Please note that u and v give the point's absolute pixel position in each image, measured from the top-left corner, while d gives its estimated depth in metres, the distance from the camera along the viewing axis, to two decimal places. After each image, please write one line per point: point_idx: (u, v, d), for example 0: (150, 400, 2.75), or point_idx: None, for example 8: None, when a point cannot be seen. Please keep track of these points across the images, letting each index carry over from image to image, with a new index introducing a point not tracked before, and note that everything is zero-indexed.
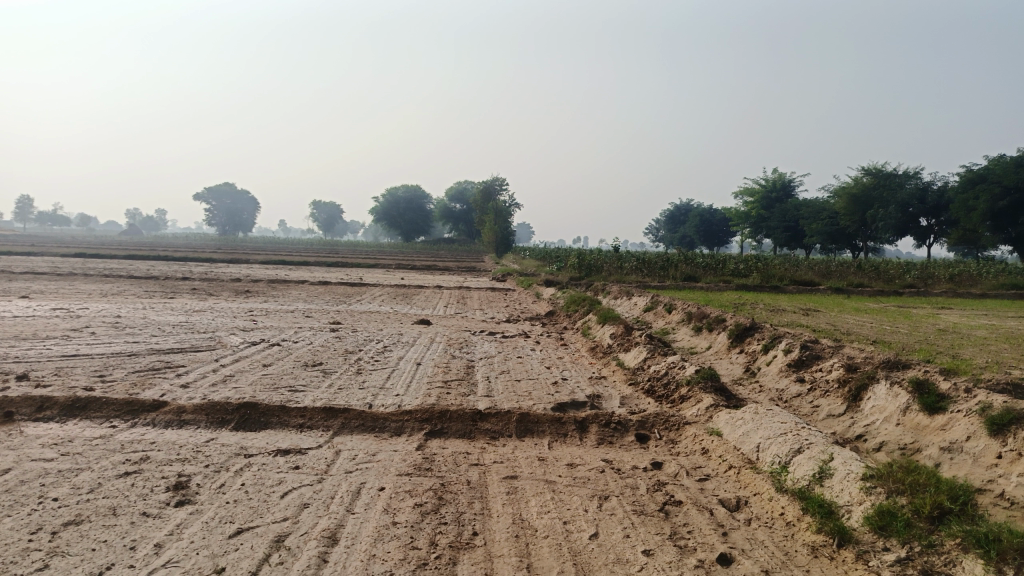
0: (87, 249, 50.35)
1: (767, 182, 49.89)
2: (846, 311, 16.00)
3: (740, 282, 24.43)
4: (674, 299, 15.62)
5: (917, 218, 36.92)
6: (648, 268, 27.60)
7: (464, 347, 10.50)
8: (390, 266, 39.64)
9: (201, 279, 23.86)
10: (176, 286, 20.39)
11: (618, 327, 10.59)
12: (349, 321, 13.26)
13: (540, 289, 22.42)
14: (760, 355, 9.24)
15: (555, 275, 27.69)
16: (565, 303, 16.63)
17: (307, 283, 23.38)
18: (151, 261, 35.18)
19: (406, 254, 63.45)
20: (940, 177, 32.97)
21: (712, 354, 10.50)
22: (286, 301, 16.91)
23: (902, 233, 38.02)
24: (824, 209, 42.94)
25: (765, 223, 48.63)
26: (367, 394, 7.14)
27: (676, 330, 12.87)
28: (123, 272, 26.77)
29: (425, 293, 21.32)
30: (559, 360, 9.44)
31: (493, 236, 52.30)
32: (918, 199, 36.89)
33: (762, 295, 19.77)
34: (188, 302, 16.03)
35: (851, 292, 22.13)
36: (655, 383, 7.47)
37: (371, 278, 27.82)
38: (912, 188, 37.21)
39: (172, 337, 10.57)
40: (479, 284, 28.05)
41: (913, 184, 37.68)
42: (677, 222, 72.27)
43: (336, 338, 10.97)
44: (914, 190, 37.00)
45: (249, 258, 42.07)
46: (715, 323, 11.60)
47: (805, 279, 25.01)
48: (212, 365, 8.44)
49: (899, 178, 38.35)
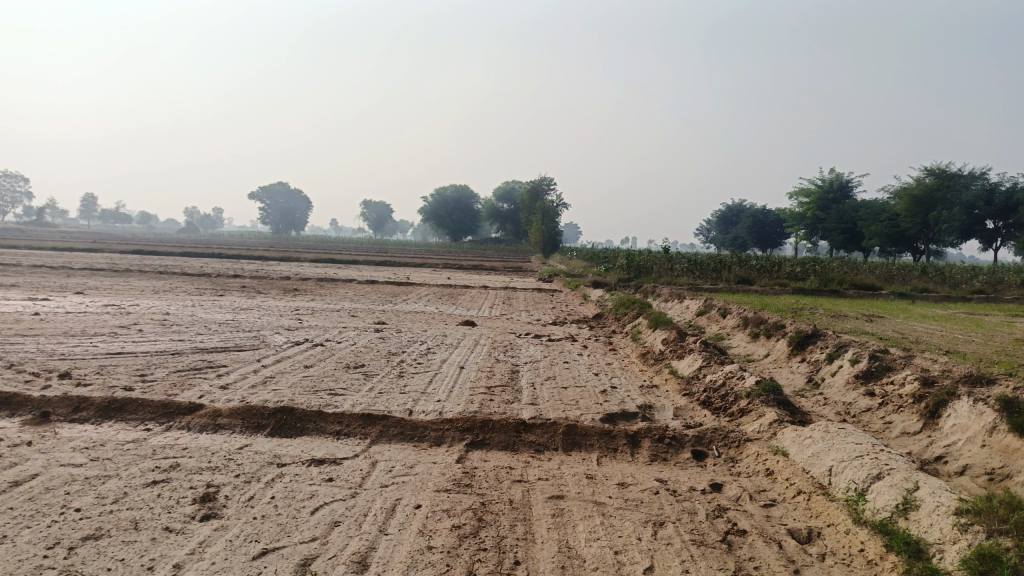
0: (144, 247, 51.78)
1: (823, 183, 48.37)
2: (912, 318, 15.19)
3: (796, 285, 23.61)
4: (728, 303, 15.04)
5: (983, 221, 35.30)
6: (700, 270, 26.92)
7: (509, 350, 10.18)
8: (437, 266, 39.65)
9: (251, 277, 24.10)
10: (226, 284, 20.59)
11: (671, 332, 10.13)
12: (394, 322, 13.07)
13: (588, 291, 22.00)
14: (824, 365, 8.68)
15: (603, 276, 27.22)
16: (614, 305, 16.20)
17: (354, 282, 23.40)
18: (204, 259, 35.84)
19: (453, 253, 63.61)
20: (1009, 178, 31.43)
21: (771, 363, 9.97)
22: (333, 300, 16.86)
23: (967, 236, 36.42)
24: (883, 210, 41.39)
25: (820, 225, 47.18)
26: (407, 399, 6.87)
27: (731, 335, 12.34)
28: (176, 269, 27.27)
29: (471, 293, 21.11)
30: (608, 366, 9.04)
31: (540, 235, 51.99)
32: (984, 201, 35.27)
33: (820, 299, 19.00)
34: (236, 300, 16.10)
35: (915, 297, 21.12)
36: (711, 393, 7.03)
37: (418, 277, 27.80)
38: (978, 189, 35.58)
39: (217, 336, 10.51)
40: (526, 284, 27.76)
41: (979, 185, 36.02)
42: (728, 223, 70.85)
43: (380, 338, 10.77)
44: (980, 192, 35.38)
45: (299, 257, 42.66)
46: (773, 329, 11.05)
47: (865, 284, 24.03)
48: (254, 365, 8.28)
49: (964, 179, 36.71)
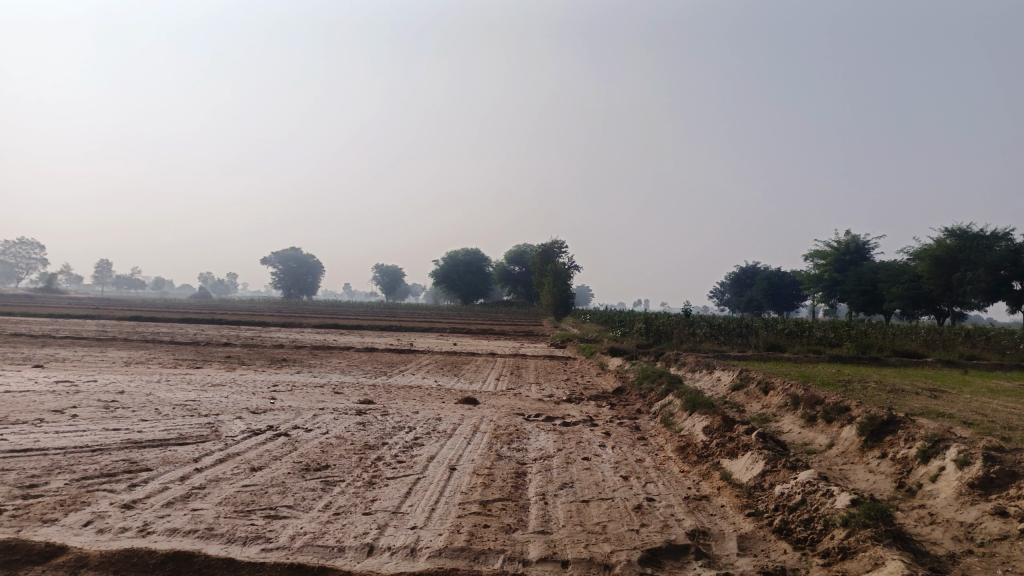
0: (142, 312, 50.45)
1: (839, 245, 46.68)
2: (980, 393, 13.12)
3: (830, 353, 21.62)
4: (767, 376, 13.15)
5: (1010, 282, 32.90)
6: (724, 336, 24.98)
7: (514, 440, 8.32)
8: (445, 331, 37.86)
9: (241, 345, 22.35)
10: (210, 354, 18.84)
11: (713, 418, 8.26)
12: (383, 401, 11.21)
13: (604, 360, 20.14)
14: (917, 466, 6.79)
15: (618, 342, 25.40)
16: (636, 377, 14.35)
17: (352, 351, 21.57)
18: (202, 325, 34.18)
19: (464, 318, 61.73)
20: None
21: (840, 458, 8.03)
22: (321, 373, 15.01)
23: (993, 299, 33.90)
24: (903, 271, 39.57)
25: (838, 287, 45.31)
26: (371, 525, 5.04)
27: (779, 419, 10.38)
28: (164, 337, 25.56)
29: (476, 362, 19.23)
30: (638, 465, 7.17)
31: (553, 298, 50.10)
32: (1010, 262, 32.82)
33: (863, 370, 17.02)
34: (210, 374, 14.26)
35: (965, 367, 19.08)
36: (788, 517, 5.16)
37: (422, 345, 25.98)
38: (1003, 250, 33.24)
39: (163, 424, 8.67)
40: (536, 351, 25.88)
41: (1003, 245, 33.80)
42: (743, 285, 68.89)
43: (360, 426, 8.90)
44: (1005, 252, 32.95)
45: (301, 322, 41.04)
46: (835, 413, 9.16)
47: (907, 351, 21.92)
48: (188, 468, 6.49)
49: (986, 240, 34.75)
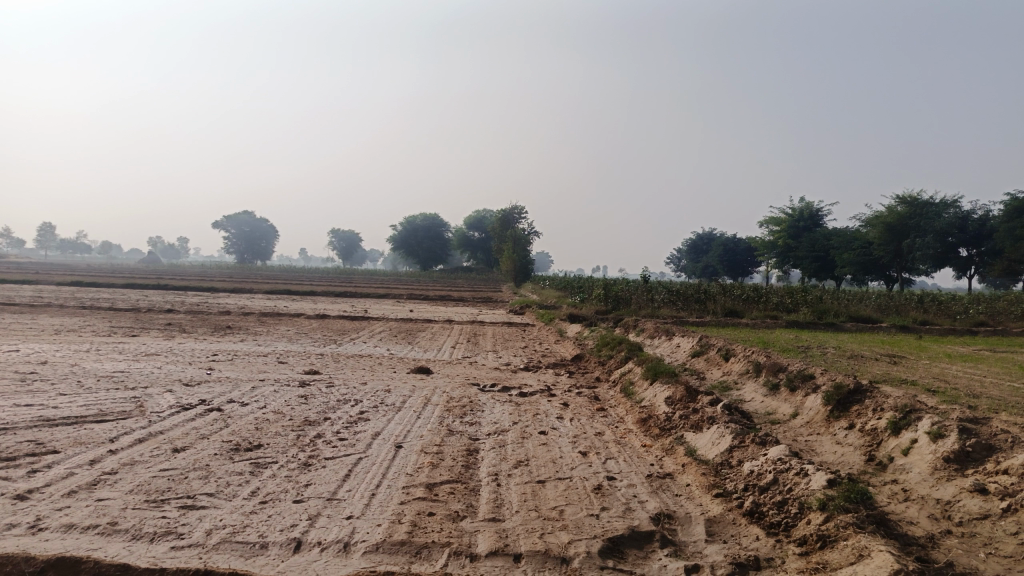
0: (82, 276, 48.33)
1: (794, 212, 46.90)
2: (938, 358, 13.04)
3: (788, 318, 21.59)
4: (727, 342, 12.89)
5: (957, 249, 33.42)
6: (682, 301, 24.82)
7: (466, 413, 7.82)
8: (401, 297, 37.12)
9: (185, 311, 21.34)
10: (151, 321, 17.89)
11: (676, 388, 7.87)
12: (330, 371, 10.60)
13: (562, 326, 19.75)
14: (887, 437, 6.49)
15: (576, 308, 25.07)
16: (595, 343, 13.97)
17: (302, 317, 20.80)
18: (147, 291, 32.86)
19: (421, 284, 60.91)
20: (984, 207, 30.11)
21: (805, 428, 7.74)
22: (266, 341, 14.28)
23: (940, 265, 34.51)
24: (855, 238, 39.92)
25: (792, 253, 45.69)
26: (301, 514, 4.50)
27: (741, 387, 10.07)
28: (104, 303, 24.36)
29: (431, 329, 18.65)
30: (598, 439, 6.74)
31: (511, 264, 49.54)
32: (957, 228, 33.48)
33: (820, 335, 16.94)
34: (146, 342, 13.40)
35: (918, 332, 19.21)
36: (759, 499, 4.77)
37: (377, 311, 25.28)
38: (950, 216, 33.69)
39: (82, 398, 7.93)
40: (494, 317, 25.40)
41: (951, 212, 34.20)
42: (700, 251, 69.27)
43: (302, 399, 8.30)
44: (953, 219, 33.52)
45: (253, 288, 39.81)
46: (800, 380, 8.87)
47: (862, 316, 21.98)
48: (101, 450, 5.83)
49: (935, 206, 35.14)
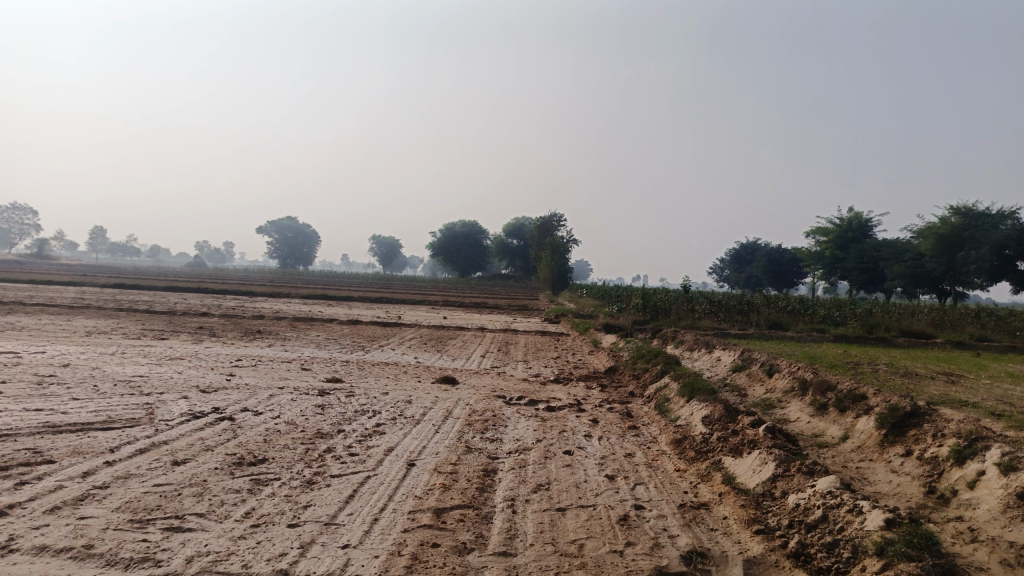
0: (126, 279, 49.34)
1: (841, 222, 45.45)
2: (1000, 378, 12.16)
3: (835, 332, 20.71)
4: (771, 357, 12.22)
5: (1014, 262, 31.91)
6: (724, 312, 24.03)
7: (488, 428, 7.37)
8: (437, 303, 36.90)
9: (220, 315, 21.35)
10: (183, 324, 17.86)
11: (714, 407, 7.30)
12: (353, 379, 10.27)
13: (599, 337, 19.20)
14: (950, 468, 5.84)
15: (613, 317, 24.48)
16: (630, 355, 13.41)
17: (334, 323, 20.61)
18: (186, 294, 33.16)
19: (458, 292, 60.81)
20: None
21: (856, 454, 7.10)
22: (294, 347, 14.03)
23: (996, 279, 32.97)
24: (905, 249, 38.40)
25: (839, 264, 44.26)
26: (292, 542, 4.09)
27: (785, 406, 9.44)
28: (144, 306, 24.59)
29: (464, 337, 18.27)
30: (627, 461, 6.22)
31: (549, 272, 49.06)
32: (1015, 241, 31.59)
33: (870, 350, 16.09)
34: (174, 346, 13.27)
35: (975, 349, 18.15)
36: (806, 539, 4.21)
37: (410, 318, 25.02)
38: (1007, 229, 31.94)
39: (94, 403, 7.69)
40: (529, 326, 24.94)
41: (1008, 224, 32.56)
42: (742, 261, 67.83)
43: (318, 409, 7.94)
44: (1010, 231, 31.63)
45: (291, 292, 40.07)
46: (849, 400, 8.22)
47: (915, 331, 20.95)
48: (97, 461, 5.52)
49: (991, 218, 33.63)
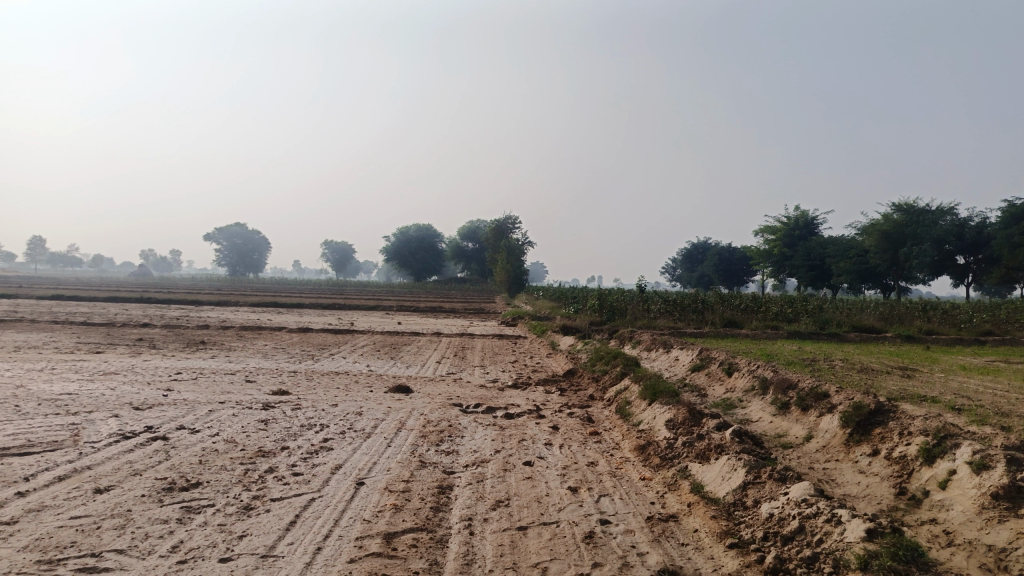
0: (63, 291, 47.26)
1: (789, 220, 46.19)
2: (952, 371, 12.25)
3: (789, 329, 20.84)
4: (729, 355, 12.10)
5: (954, 257, 32.79)
6: (679, 311, 24.03)
7: (444, 440, 6.99)
8: (391, 309, 36.22)
9: (162, 326, 20.42)
10: (121, 336, 16.98)
11: (677, 410, 7.05)
12: (301, 390, 9.76)
13: (555, 339, 18.93)
14: (919, 468, 5.69)
15: (570, 319, 24.27)
16: (588, 358, 13.16)
17: (283, 331, 19.90)
18: (128, 304, 31.80)
19: (413, 296, 60.00)
20: (979, 214, 29.35)
21: (822, 454, 6.94)
22: (239, 358, 13.39)
23: (937, 273, 33.84)
24: (851, 246, 39.16)
25: (788, 262, 44.97)
26: None
27: (747, 405, 9.28)
28: (80, 318, 23.44)
29: (418, 343, 17.79)
30: (591, 472, 5.91)
31: (504, 274, 48.76)
32: (954, 236, 32.70)
33: (824, 346, 16.17)
34: (109, 360, 12.51)
35: (924, 342, 18.42)
36: (784, 553, 3.96)
37: (363, 324, 24.39)
38: (947, 224, 33.02)
39: (12, 425, 7.05)
40: (484, 329, 24.54)
41: (948, 220, 33.64)
42: (694, 261, 68.59)
43: (262, 424, 7.45)
44: (950, 226, 32.74)
45: (239, 300, 38.91)
46: (812, 399, 8.08)
47: (865, 326, 21.21)
48: (8, 491, 4.97)
49: (932, 214, 34.52)
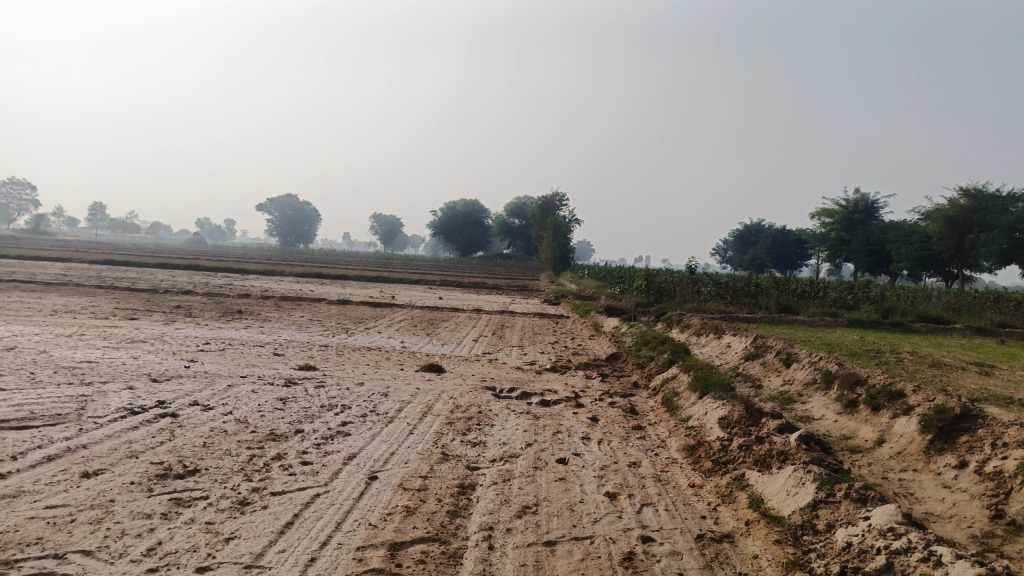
0: (115, 255, 48.15)
1: (848, 203, 44.18)
2: None
3: (848, 316, 19.68)
4: (787, 344, 11.21)
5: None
6: (731, 295, 22.99)
7: (470, 428, 6.38)
8: (435, 283, 35.87)
9: (203, 294, 20.29)
10: (160, 303, 16.83)
11: (732, 407, 6.30)
12: (327, 367, 9.28)
13: (599, 320, 18.19)
14: (1020, 488, 4.84)
15: (615, 300, 23.46)
16: (633, 341, 12.41)
17: (323, 303, 19.61)
18: (174, 271, 32.01)
19: (458, 271, 59.62)
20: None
21: (897, 462, 6.12)
22: (271, 329, 13.01)
23: (1006, 262, 31.77)
24: (913, 231, 37.17)
25: (845, 246, 43.11)
26: None
27: (807, 401, 8.47)
28: (126, 283, 23.56)
29: (458, 319, 17.25)
30: (632, 475, 5.22)
31: (550, 252, 48.00)
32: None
33: (888, 337, 15.06)
34: (141, 327, 12.26)
35: (996, 335, 17.09)
36: None
37: (404, 298, 24.00)
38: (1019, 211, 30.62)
39: (20, 395, 6.68)
40: (527, 307, 23.88)
41: (1020, 206, 31.30)
42: (746, 243, 66.62)
43: (280, 403, 6.95)
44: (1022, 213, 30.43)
45: (284, 270, 39.03)
46: (884, 397, 7.22)
47: (932, 316, 19.86)
48: None
49: (1003, 200, 32.40)
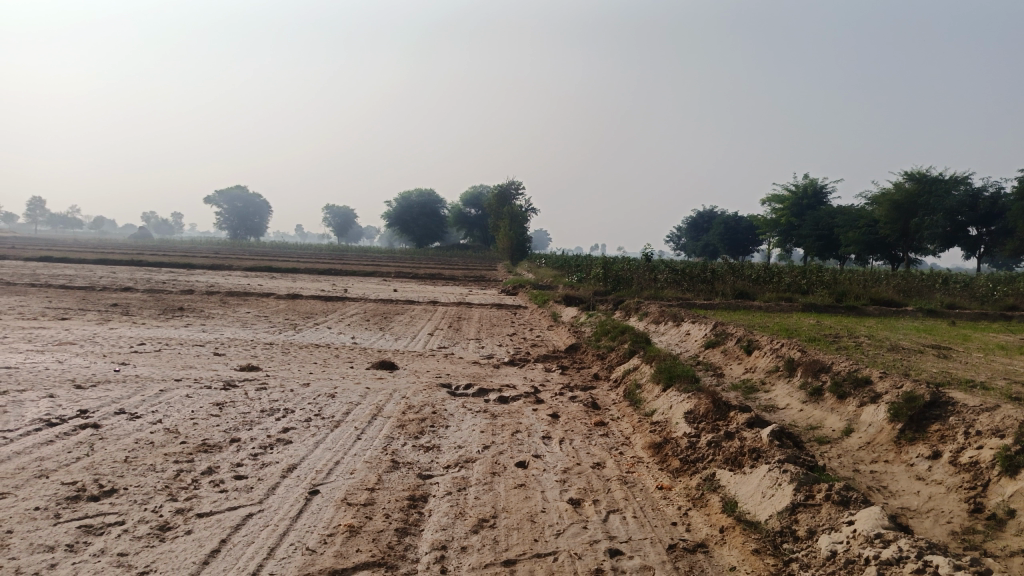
0: (53, 252, 46.04)
1: (798, 188, 44.74)
2: (987, 351, 11.18)
3: (802, 301, 19.75)
4: (747, 330, 11.03)
5: (966, 228, 31.54)
6: (687, 281, 22.91)
7: (423, 431, 5.96)
8: (389, 275, 35.18)
9: (144, 291, 19.34)
10: (96, 302, 15.92)
11: (699, 401, 6.00)
12: (271, 366, 8.74)
13: (557, 310, 17.89)
14: (998, 479, 4.63)
15: (572, 289, 23.17)
16: (592, 331, 12.11)
17: (271, 298, 18.86)
18: (115, 267, 30.66)
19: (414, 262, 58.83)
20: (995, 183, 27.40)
21: (867, 453, 5.91)
22: (214, 327, 12.34)
23: (949, 244, 32.45)
24: (860, 216, 37.77)
25: (795, 231, 43.64)
26: None
27: (771, 389, 8.26)
28: (61, 280, 22.37)
29: (412, 313, 16.74)
30: (596, 478, 4.87)
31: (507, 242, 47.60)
32: (968, 206, 31.27)
33: (843, 321, 15.07)
34: (72, 328, 11.47)
35: (945, 317, 17.29)
36: None
37: (357, 291, 23.34)
38: (961, 194, 31.46)
39: None
40: (484, 298, 23.42)
41: (961, 190, 32.07)
42: (699, 229, 67.21)
43: (216, 409, 6.42)
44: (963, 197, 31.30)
45: (232, 264, 37.86)
46: (850, 385, 7.02)
47: (884, 298, 20.08)
48: None
49: (945, 184, 33.06)
